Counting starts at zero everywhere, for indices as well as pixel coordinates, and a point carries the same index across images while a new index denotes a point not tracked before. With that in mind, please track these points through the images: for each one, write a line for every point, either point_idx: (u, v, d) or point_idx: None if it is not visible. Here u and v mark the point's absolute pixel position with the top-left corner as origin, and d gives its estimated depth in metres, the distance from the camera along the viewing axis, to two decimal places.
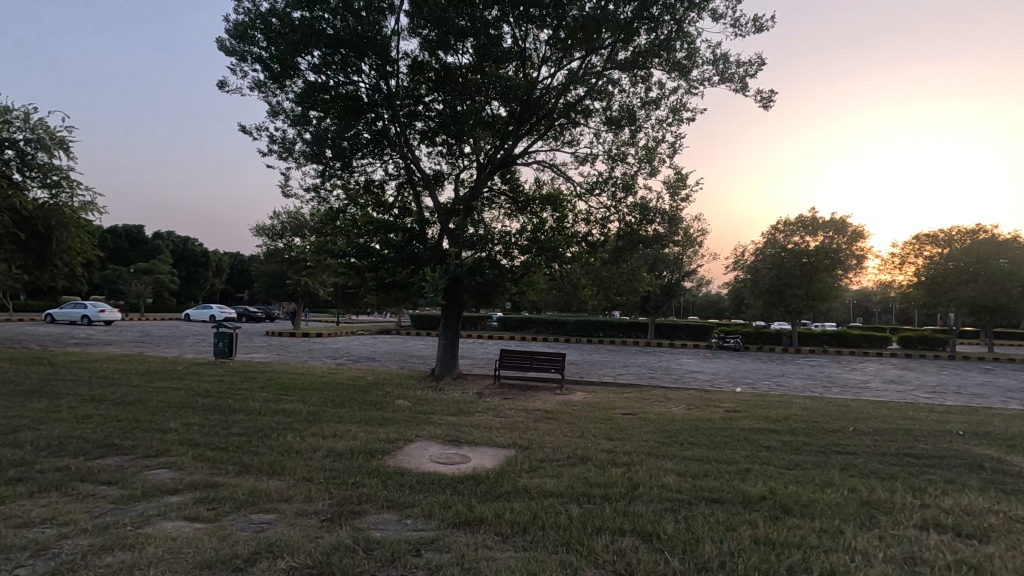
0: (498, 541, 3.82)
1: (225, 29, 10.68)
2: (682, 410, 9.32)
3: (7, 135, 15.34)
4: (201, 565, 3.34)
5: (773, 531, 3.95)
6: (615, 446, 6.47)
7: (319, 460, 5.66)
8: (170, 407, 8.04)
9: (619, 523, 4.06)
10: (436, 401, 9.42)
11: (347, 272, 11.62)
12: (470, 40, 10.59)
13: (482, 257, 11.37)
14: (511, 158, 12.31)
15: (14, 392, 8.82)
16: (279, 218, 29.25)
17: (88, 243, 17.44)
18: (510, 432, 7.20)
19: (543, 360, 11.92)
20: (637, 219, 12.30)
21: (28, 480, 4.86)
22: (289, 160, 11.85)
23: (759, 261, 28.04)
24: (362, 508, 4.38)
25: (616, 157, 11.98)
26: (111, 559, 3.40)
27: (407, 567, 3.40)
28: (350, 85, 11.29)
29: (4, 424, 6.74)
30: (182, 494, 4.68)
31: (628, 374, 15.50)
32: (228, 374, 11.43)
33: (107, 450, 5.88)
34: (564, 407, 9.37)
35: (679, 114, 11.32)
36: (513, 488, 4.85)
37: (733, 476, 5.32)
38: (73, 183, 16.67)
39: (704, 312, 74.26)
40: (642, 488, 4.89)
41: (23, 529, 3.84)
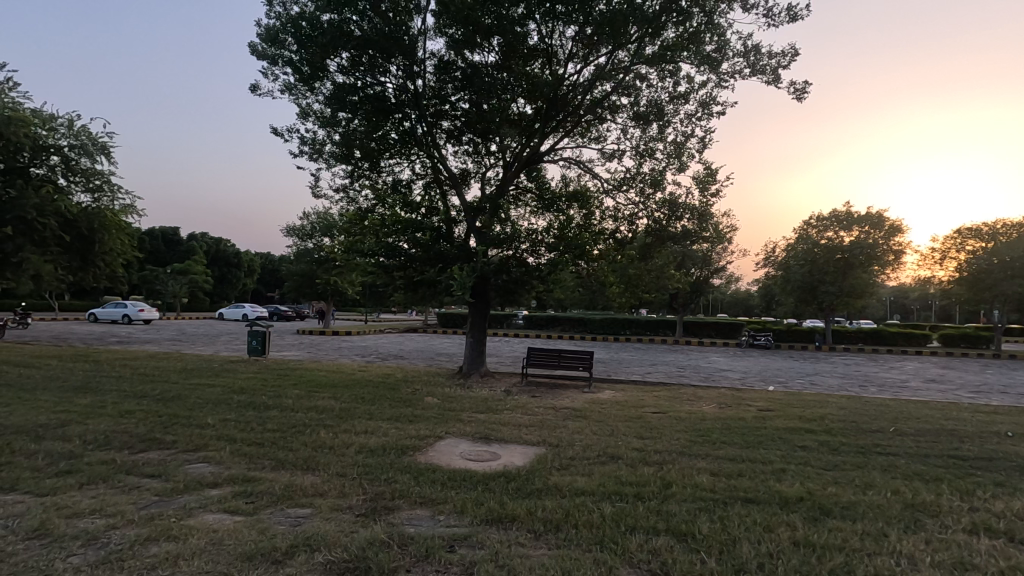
0: (531, 539, 3.81)
1: (257, 33, 10.87)
2: (713, 409, 9.15)
3: (52, 142, 15.97)
4: (242, 557, 3.43)
5: (812, 533, 3.85)
6: (646, 445, 6.40)
7: (352, 455, 5.75)
8: (207, 404, 8.26)
9: (652, 522, 4.01)
10: (464, 399, 9.47)
11: (376, 271, 11.76)
12: (496, 38, 10.64)
13: (509, 256, 11.42)
14: (538, 155, 12.37)
15: (61, 389, 9.17)
16: (308, 218, 29.94)
17: (128, 244, 18.07)
18: (539, 430, 7.20)
19: (571, 359, 11.85)
20: (666, 215, 12.21)
21: (76, 472, 5.07)
22: (319, 161, 12.04)
23: (791, 257, 27.40)
24: (395, 504, 4.43)
25: (644, 153, 11.83)
26: (156, 550, 3.52)
27: (442, 563, 3.42)
28: (377, 85, 11.38)
29: (53, 419, 7.03)
30: (221, 487, 4.81)
31: (656, 372, 15.27)
32: (262, 372, 11.70)
33: (149, 445, 6.08)
34: (592, 405, 9.29)
35: (709, 108, 11.11)
36: (544, 486, 4.84)
37: (769, 476, 5.21)
38: (114, 187, 17.26)
39: (733, 309, 72.82)
40: (675, 487, 4.82)
41: (74, 519, 3.99)
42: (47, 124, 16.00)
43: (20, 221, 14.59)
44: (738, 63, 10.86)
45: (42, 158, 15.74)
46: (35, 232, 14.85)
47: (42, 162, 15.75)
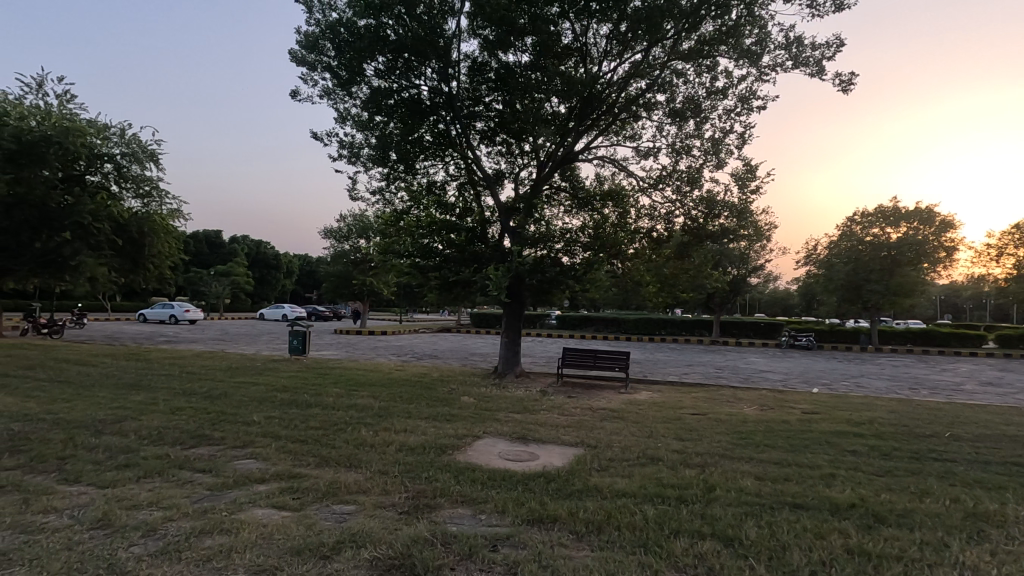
0: (573, 540, 3.79)
1: (297, 40, 11.13)
2: (755, 411, 8.93)
3: (106, 150, 16.71)
4: (291, 551, 3.51)
5: (867, 541, 3.71)
6: (686, 447, 6.28)
7: (393, 454, 5.84)
8: (252, 402, 8.51)
9: (697, 526, 3.94)
10: (500, 399, 9.50)
11: (411, 271, 11.93)
12: (530, 37, 10.64)
13: (545, 255, 11.43)
14: (572, 155, 12.34)
15: (116, 386, 9.61)
16: (345, 220, 30.57)
17: (175, 248, 18.80)
18: (576, 430, 7.15)
19: (607, 359, 11.73)
20: (703, 213, 11.88)
21: (134, 465, 5.30)
22: (357, 164, 12.27)
23: (834, 255, 26.49)
24: (437, 502, 4.47)
25: (681, 151, 11.63)
26: (210, 542, 3.64)
27: (485, 562, 3.43)
28: (412, 88, 11.50)
29: (110, 414, 7.38)
30: (268, 483, 4.95)
31: (693, 373, 14.99)
32: (303, 371, 11.98)
33: (200, 440, 6.31)
34: (629, 406, 9.19)
35: (748, 103, 10.84)
36: (584, 487, 4.81)
37: (818, 481, 5.05)
38: (162, 193, 17.98)
39: (772, 309, 70.89)
40: (719, 491, 4.72)
41: (134, 511, 4.17)
42: (101, 133, 16.77)
43: (77, 226, 15.37)
44: (779, 56, 10.56)
45: (96, 165, 16.48)
46: (91, 236, 15.63)
47: (97, 170, 16.52)
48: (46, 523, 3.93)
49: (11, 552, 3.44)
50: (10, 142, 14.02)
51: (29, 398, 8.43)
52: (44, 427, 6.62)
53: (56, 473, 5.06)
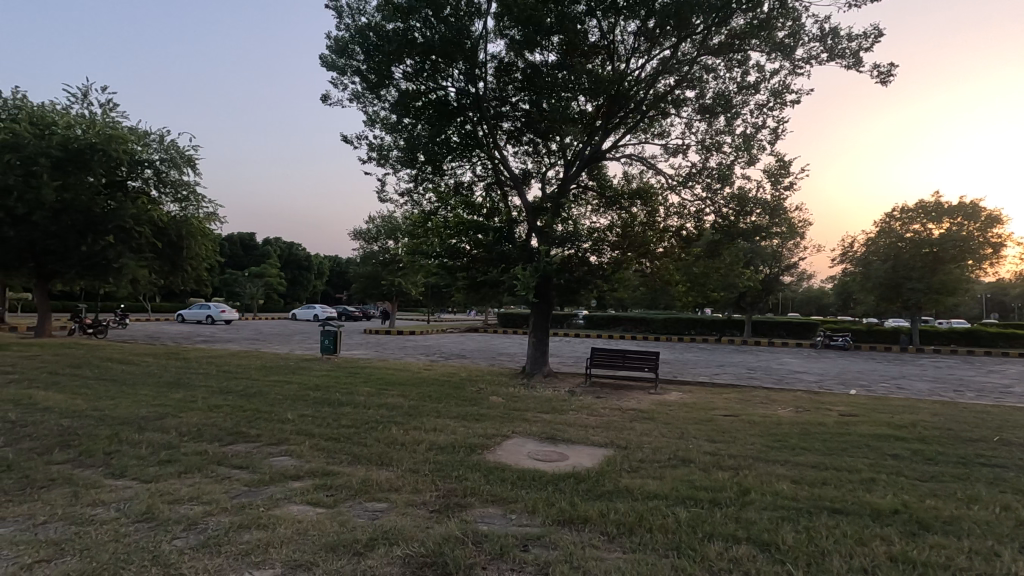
0: (605, 541, 3.76)
1: (327, 45, 11.34)
2: (790, 413, 8.72)
3: (147, 156, 17.34)
4: (326, 547, 3.58)
5: (912, 549, 3.58)
6: (718, 449, 6.17)
7: (423, 452, 5.89)
8: (286, 400, 8.70)
9: (731, 530, 3.87)
10: (529, 399, 9.50)
11: (439, 272, 12.02)
12: (556, 36, 10.61)
13: (572, 254, 11.35)
14: (599, 153, 12.26)
15: (157, 384, 9.95)
16: (374, 222, 31.03)
17: (212, 250, 19.41)
18: (606, 431, 7.11)
19: (636, 360, 11.60)
20: (734, 211, 11.57)
21: (175, 461, 5.48)
22: (386, 166, 12.42)
23: (871, 252, 25.67)
24: (467, 501, 4.49)
25: (711, 147, 11.42)
26: (248, 537, 3.74)
27: (517, 561, 3.44)
28: (439, 90, 11.58)
29: (153, 411, 7.64)
30: (303, 480, 5.06)
31: (725, 374, 14.73)
32: (334, 370, 12.21)
33: (237, 437, 6.48)
34: (659, 407, 9.09)
35: (781, 97, 10.59)
36: (615, 488, 4.78)
37: (857, 486, 4.90)
38: (199, 197, 18.54)
39: (806, 309, 69.01)
40: (754, 494, 4.62)
41: (176, 505, 4.31)
42: (142, 140, 17.40)
43: (120, 230, 16.00)
44: (814, 48, 10.28)
45: (138, 171, 17.12)
46: (133, 240, 16.27)
47: (138, 175, 17.13)
48: (94, 515, 4.10)
49: (64, 542, 3.60)
50: (58, 150, 14.66)
51: (77, 395, 8.81)
52: (91, 423, 6.91)
53: (103, 468, 5.27)
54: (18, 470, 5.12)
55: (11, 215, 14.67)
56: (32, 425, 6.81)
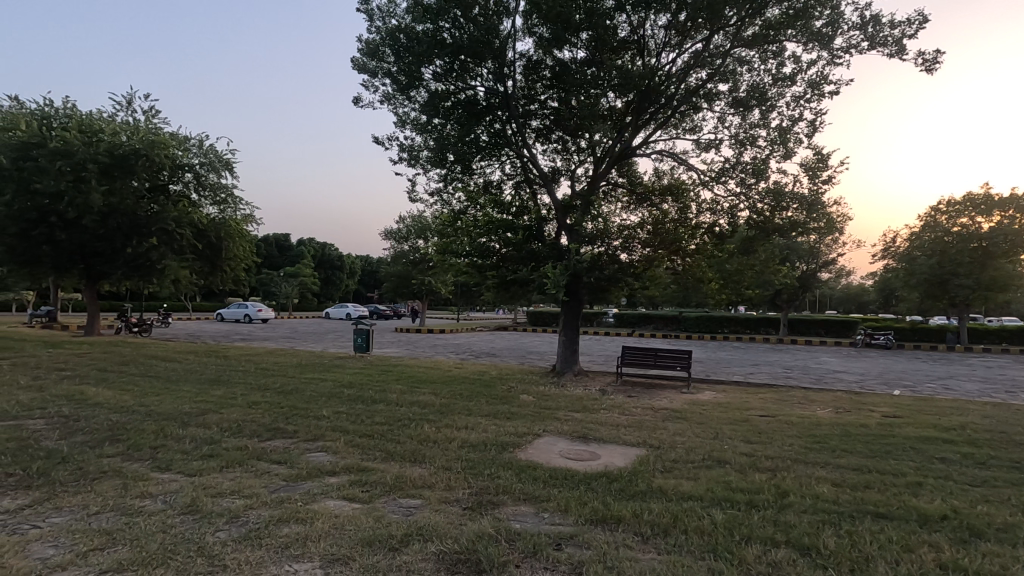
0: (639, 541, 3.73)
1: (359, 48, 11.50)
2: (829, 413, 8.46)
3: (187, 160, 17.92)
4: (363, 542, 3.64)
5: (963, 556, 3.44)
6: (755, 450, 6.04)
7: (455, 450, 5.95)
8: (320, 397, 8.89)
9: (770, 533, 3.78)
10: (560, 397, 9.46)
11: (469, 271, 12.06)
12: (585, 32, 10.53)
13: (602, 252, 11.24)
14: (629, 150, 12.14)
15: (199, 381, 10.31)
16: (404, 221, 31.42)
17: (249, 251, 20.04)
18: (638, 430, 7.04)
19: (668, 358, 11.43)
20: (770, 206, 11.29)
21: (217, 456, 5.66)
22: (416, 167, 12.54)
23: (915, 247, 24.70)
24: (500, 499, 4.51)
25: (745, 142, 11.16)
26: (288, 530, 3.84)
27: (549, 560, 3.44)
28: (468, 90, 11.63)
29: (195, 407, 7.91)
30: (339, 475, 5.16)
31: (760, 373, 14.39)
32: (367, 368, 12.42)
33: (274, 433, 6.66)
34: (692, 406, 8.95)
35: (819, 88, 10.27)
36: (648, 488, 4.73)
37: (903, 490, 4.73)
38: (236, 200, 19.09)
39: (844, 307, 66.83)
40: (793, 497, 4.51)
41: (219, 498, 4.47)
42: (182, 145, 18.00)
43: (163, 232, 16.63)
44: (853, 37, 9.95)
45: (178, 175, 17.72)
46: (175, 241, 16.92)
47: (179, 179, 17.74)
48: (143, 506, 4.27)
49: (116, 532, 3.76)
50: (104, 156, 15.28)
51: (124, 391, 9.20)
52: (138, 419, 7.19)
53: (150, 461, 5.48)
54: (73, 461, 5.38)
55: (62, 218, 15.36)
56: (84, 419, 7.15)
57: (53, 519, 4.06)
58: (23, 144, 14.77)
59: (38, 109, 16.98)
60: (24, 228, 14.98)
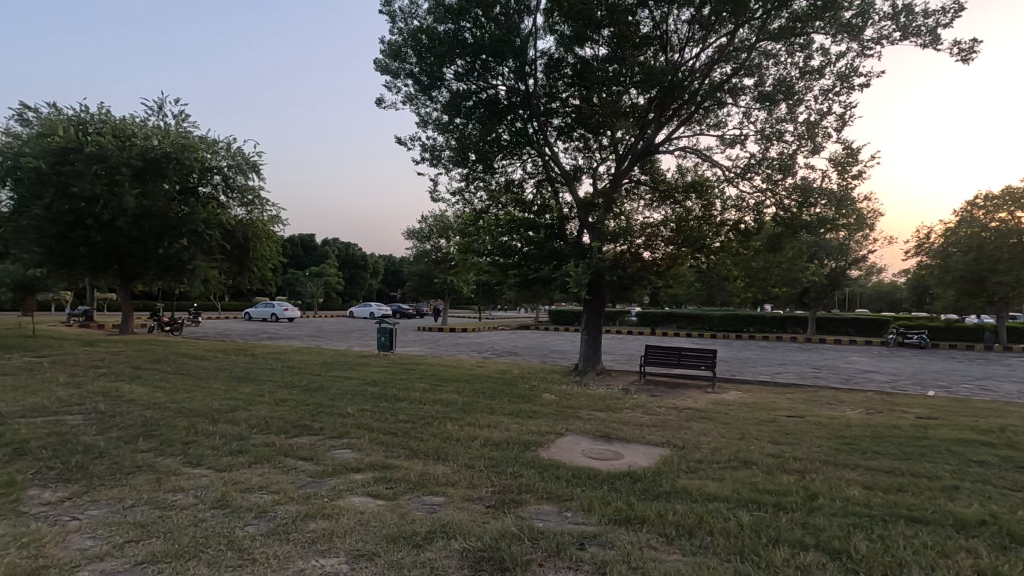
0: (663, 542, 3.69)
1: (382, 50, 11.61)
2: (860, 414, 8.26)
3: (215, 163, 18.25)
4: (387, 538, 3.69)
5: (1002, 563, 3.32)
6: (782, 451, 5.92)
7: (478, 448, 5.98)
8: (345, 395, 9.02)
9: (798, 536, 3.71)
10: (582, 396, 9.42)
11: (492, 270, 12.09)
12: (607, 29, 10.45)
13: (624, 250, 11.15)
14: (652, 147, 12.02)
15: (228, 378, 10.55)
16: (427, 221, 31.68)
17: (275, 251, 20.49)
18: (662, 430, 6.97)
19: (692, 357, 11.29)
20: (797, 202, 11.07)
21: (246, 452, 5.79)
22: (438, 167, 12.62)
23: (950, 243, 23.93)
24: (523, 498, 4.51)
25: (771, 137, 10.95)
26: (314, 525, 3.90)
27: (573, 559, 3.43)
28: (490, 89, 11.65)
29: (224, 404, 8.10)
30: (363, 472, 5.23)
31: (787, 373, 14.12)
32: (391, 366, 12.56)
33: (301, 430, 6.78)
34: (717, 406, 8.83)
35: (848, 81, 10.02)
36: (672, 488, 4.68)
37: (938, 494, 4.58)
38: (263, 201, 19.49)
39: (875, 304, 65.07)
40: (822, 499, 4.41)
41: (248, 493, 4.57)
42: (211, 148, 18.39)
43: (193, 233, 17.09)
44: (884, 28, 9.67)
45: (207, 178, 18.05)
46: (205, 242, 17.42)
47: (208, 182, 18.09)
48: (176, 500, 4.39)
49: (150, 525, 3.87)
50: (137, 159, 15.73)
51: (157, 387, 9.46)
52: (171, 415, 7.39)
53: (182, 457, 5.63)
54: (109, 456, 5.56)
55: (98, 221, 15.73)
56: (120, 415, 7.38)
57: (91, 512, 4.20)
58: (61, 149, 15.30)
59: (75, 115, 17.60)
60: (63, 230, 15.50)
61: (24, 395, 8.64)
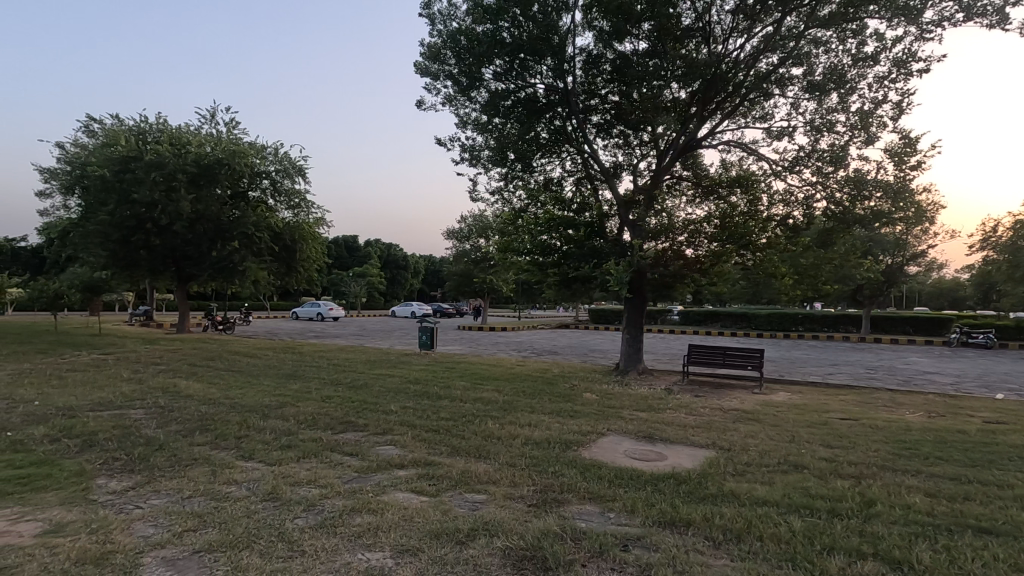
0: (710, 547, 3.59)
1: (421, 52, 11.75)
2: (921, 418, 7.83)
3: (264, 168, 19.01)
4: (430, 535, 3.72)
5: None
6: (836, 455, 5.68)
7: (519, 447, 5.97)
8: (388, 392, 9.19)
9: (855, 544, 3.55)
10: (624, 396, 9.29)
11: (531, 269, 12.06)
12: (647, 23, 10.26)
13: (666, 248, 10.96)
14: (694, 142, 11.76)
15: (277, 375, 10.92)
16: (466, 221, 31.99)
17: (320, 253, 21.07)
18: (707, 431, 6.80)
19: (738, 357, 10.96)
20: (850, 195, 10.63)
21: (294, 447, 5.97)
22: (477, 167, 12.69)
23: (1020, 237, 22.43)
24: (565, 497, 4.49)
25: (822, 128, 10.51)
26: (360, 520, 3.99)
27: (617, 561, 3.38)
28: (528, 88, 11.62)
29: (273, 400, 8.38)
30: (407, 469, 5.31)
31: (840, 373, 13.54)
32: (431, 364, 12.72)
33: (347, 426, 6.95)
34: (765, 407, 8.55)
35: (905, 66, 9.52)
36: (719, 491, 4.55)
37: (1010, 504, 4.29)
38: (309, 204, 20.10)
39: (935, 303, 61.59)
40: (881, 507, 4.20)
41: (296, 487, 4.71)
42: (260, 153, 19.13)
43: (243, 236, 17.74)
44: (946, 9, 9.14)
45: (256, 182, 18.85)
46: (255, 244, 18.05)
47: (257, 186, 18.89)
48: (229, 492, 4.58)
49: (206, 515, 4.04)
50: (191, 166, 16.50)
51: (212, 384, 9.88)
52: (224, 410, 7.71)
53: (235, 450, 5.85)
54: (168, 448, 5.84)
55: (156, 225, 16.69)
56: (178, 410, 7.75)
57: (153, 501, 4.42)
58: (123, 158, 16.18)
59: (135, 126, 18.58)
60: (125, 234, 16.40)
61: (92, 390, 9.19)
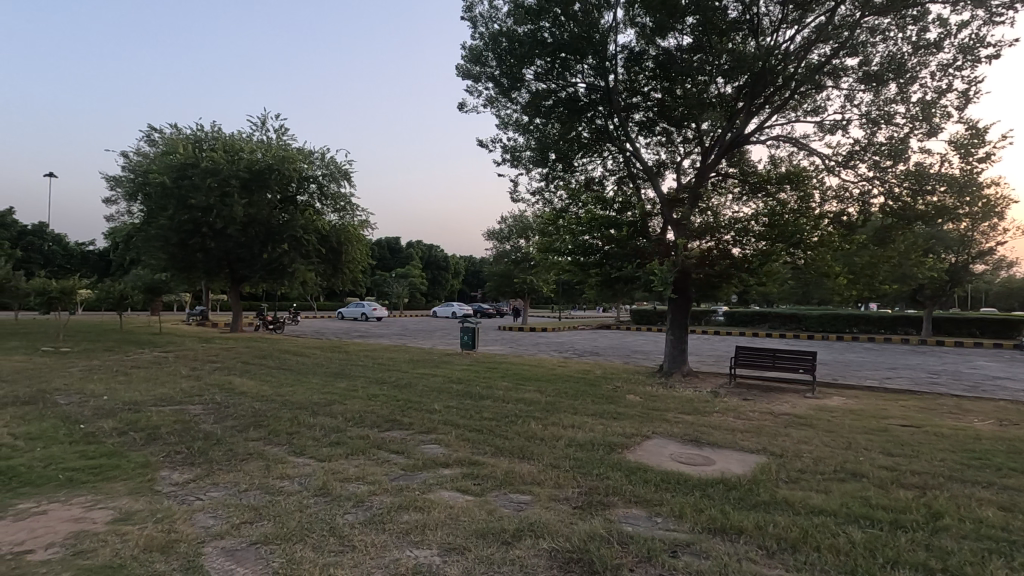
0: (763, 555, 3.48)
1: (463, 55, 11.85)
2: (991, 426, 7.34)
3: (311, 172, 19.61)
4: (477, 533, 3.75)
5: None
6: (898, 464, 5.40)
7: (562, 448, 5.94)
8: (431, 392, 9.30)
9: (922, 558, 3.36)
10: (669, 398, 9.12)
11: (573, 269, 11.99)
12: (691, 18, 10.05)
13: (712, 247, 10.71)
14: (741, 137, 11.43)
15: (325, 374, 11.22)
16: (506, 221, 32.13)
17: (365, 255, 21.56)
18: (757, 436, 6.58)
19: (789, 359, 10.58)
20: (910, 190, 10.15)
21: (342, 444, 6.12)
22: (518, 167, 12.71)
23: None
24: (610, 500, 4.44)
25: (879, 120, 10.03)
26: (407, 517, 4.05)
27: (666, 567, 3.31)
28: (569, 87, 11.56)
29: (321, 398, 8.63)
30: (451, 468, 5.36)
31: (900, 377, 12.86)
32: (473, 364, 12.82)
33: (392, 425, 7.08)
34: (819, 412, 8.20)
35: (971, 52, 8.98)
36: (772, 498, 4.40)
37: None
38: (354, 207, 20.62)
39: (1005, 303, 57.75)
40: (949, 520, 3.96)
41: (346, 483, 4.83)
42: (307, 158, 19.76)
43: (293, 238, 18.34)
44: None
45: (304, 186, 19.45)
46: (303, 246, 18.60)
47: (305, 190, 19.52)
48: (283, 486, 4.74)
49: (262, 508, 4.19)
50: (244, 171, 17.20)
51: (263, 381, 10.26)
52: (275, 407, 7.99)
53: (287, 446, 6.05)
54: (225, 443, 6.09)
55: (211, 229, 17.46)
56: (233, 406, 8.08)
57: (212, 493, 4.63)
58: (182, 165, 17.03)
59: (193, 134, 19.52)
60: (183, 238, 17.24)
61: (154, 386, 9.68)
